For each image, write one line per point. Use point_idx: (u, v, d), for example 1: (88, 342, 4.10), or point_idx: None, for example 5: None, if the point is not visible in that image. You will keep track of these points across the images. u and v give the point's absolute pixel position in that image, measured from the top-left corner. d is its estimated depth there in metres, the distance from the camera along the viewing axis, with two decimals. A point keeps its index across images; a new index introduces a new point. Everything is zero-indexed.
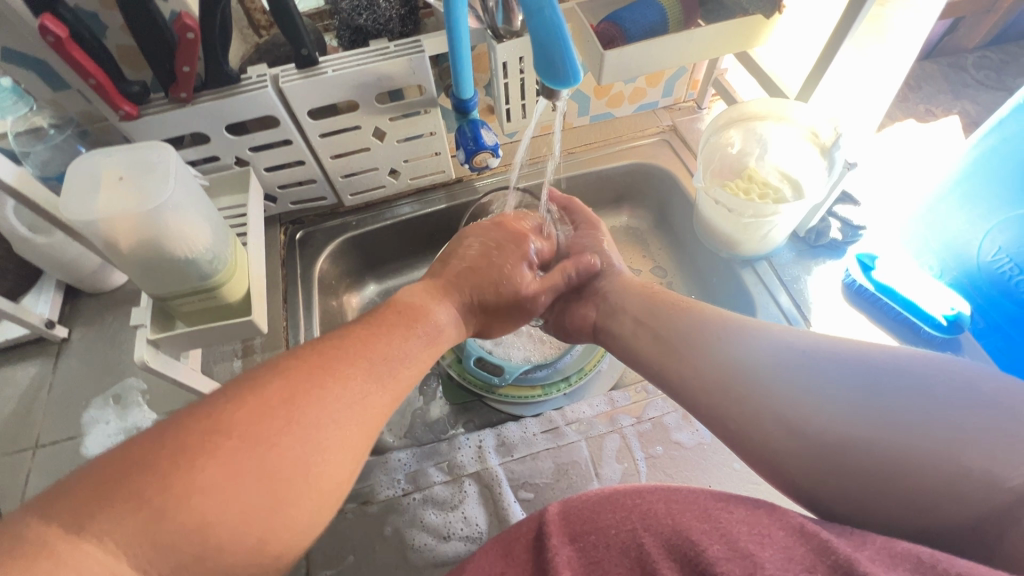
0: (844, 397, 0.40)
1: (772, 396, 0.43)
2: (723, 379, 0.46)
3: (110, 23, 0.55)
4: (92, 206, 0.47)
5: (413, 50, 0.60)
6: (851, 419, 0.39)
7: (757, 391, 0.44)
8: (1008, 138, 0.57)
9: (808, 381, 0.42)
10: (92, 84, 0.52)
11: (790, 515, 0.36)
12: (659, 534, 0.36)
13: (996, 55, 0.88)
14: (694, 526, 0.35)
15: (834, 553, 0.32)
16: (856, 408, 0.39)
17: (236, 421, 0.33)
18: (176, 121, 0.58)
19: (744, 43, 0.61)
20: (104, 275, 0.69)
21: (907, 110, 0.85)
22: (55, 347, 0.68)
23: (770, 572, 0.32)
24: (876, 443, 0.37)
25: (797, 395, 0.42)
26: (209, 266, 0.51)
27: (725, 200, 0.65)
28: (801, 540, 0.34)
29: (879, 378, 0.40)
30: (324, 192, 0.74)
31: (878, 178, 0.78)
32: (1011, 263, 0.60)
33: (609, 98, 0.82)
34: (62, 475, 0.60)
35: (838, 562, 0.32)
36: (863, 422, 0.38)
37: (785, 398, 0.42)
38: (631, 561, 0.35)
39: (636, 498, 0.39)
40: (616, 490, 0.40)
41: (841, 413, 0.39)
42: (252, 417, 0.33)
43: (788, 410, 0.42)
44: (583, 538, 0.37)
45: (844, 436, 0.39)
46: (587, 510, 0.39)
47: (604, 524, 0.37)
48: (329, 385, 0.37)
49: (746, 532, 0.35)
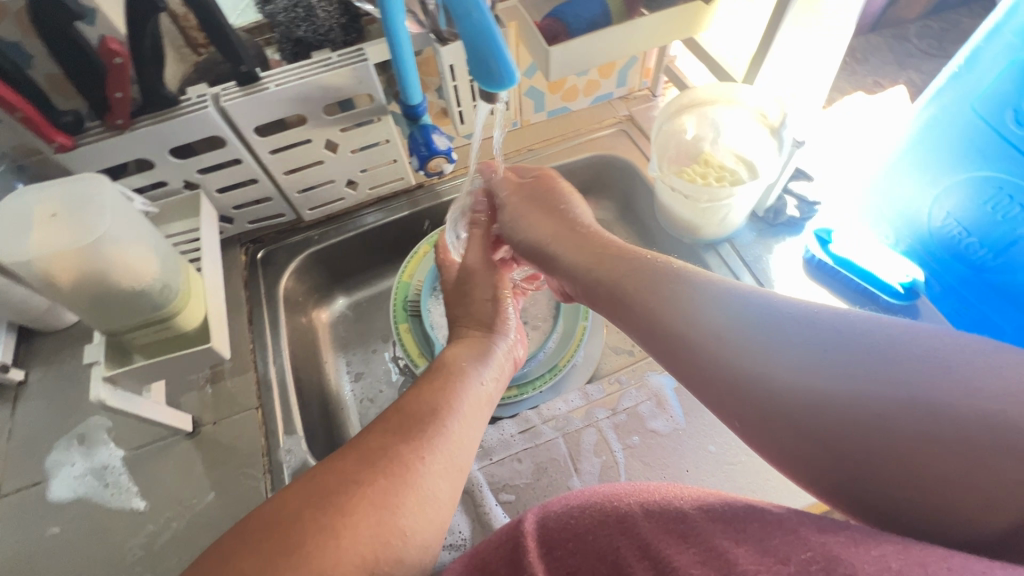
0: (834, 358, 0.34)
1: (786, 372, 0.35)
2: (737, 359, 0.38)
3: (35, 51, 0.53)
4: (25, 245, 0.45)
5: (356, 59, 0.59)
6: (827, 377, 0.34)
7: (766, 367, 0.36)
8: (946, 107, 0.58)
9: (796, 341, 0.36)
10: (18, 116, 0.50)
11: (766, 513, 0.35)
12: (634, 536, 0.35)
13: (936, 24, 0.91)
14: (668, 529, 0.34)
15: (809, 548, 0.30)
16: (834, 364, 0.34)
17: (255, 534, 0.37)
18: (116, 148, 0.56)
19: (687, 29, 0.61)
20: (57, 313, 0.66)
21: (855, 84, 0.87)
22: (13, 392, 0.65)
23: (743, 567, 0.30)
24: (849, 400, 0.33)
25: (792, 364, 0.35)
26: (161, 297, 0.50)
27: (681, 187, 0.66)
28: (781, 533, 0.32)
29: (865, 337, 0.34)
30: (281, 208, 0.73)
31: (830, 152, 0.80)
32: (960, 227, 0.61)
33: (564, 92, 0.82)
34: (27, 523, 0.58)
35: (816, 558, 0.30)
36: (836, 381, 0.34)
37: (804, 375, 0.35)
38: (607, 566, 0.34)
39: (615, 502, 0.38)
40: (600, 495, 0.39)
41: (828, 377, 0.34)
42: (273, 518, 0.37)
43: (767, 375, 0.36)
44: (561, 546, 0.36)
45: (816, 396, 0.34)
46: (564, 518, 0.38)
47: (581, 531, 0.36)
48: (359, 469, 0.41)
49: (721, 532, 0.33)
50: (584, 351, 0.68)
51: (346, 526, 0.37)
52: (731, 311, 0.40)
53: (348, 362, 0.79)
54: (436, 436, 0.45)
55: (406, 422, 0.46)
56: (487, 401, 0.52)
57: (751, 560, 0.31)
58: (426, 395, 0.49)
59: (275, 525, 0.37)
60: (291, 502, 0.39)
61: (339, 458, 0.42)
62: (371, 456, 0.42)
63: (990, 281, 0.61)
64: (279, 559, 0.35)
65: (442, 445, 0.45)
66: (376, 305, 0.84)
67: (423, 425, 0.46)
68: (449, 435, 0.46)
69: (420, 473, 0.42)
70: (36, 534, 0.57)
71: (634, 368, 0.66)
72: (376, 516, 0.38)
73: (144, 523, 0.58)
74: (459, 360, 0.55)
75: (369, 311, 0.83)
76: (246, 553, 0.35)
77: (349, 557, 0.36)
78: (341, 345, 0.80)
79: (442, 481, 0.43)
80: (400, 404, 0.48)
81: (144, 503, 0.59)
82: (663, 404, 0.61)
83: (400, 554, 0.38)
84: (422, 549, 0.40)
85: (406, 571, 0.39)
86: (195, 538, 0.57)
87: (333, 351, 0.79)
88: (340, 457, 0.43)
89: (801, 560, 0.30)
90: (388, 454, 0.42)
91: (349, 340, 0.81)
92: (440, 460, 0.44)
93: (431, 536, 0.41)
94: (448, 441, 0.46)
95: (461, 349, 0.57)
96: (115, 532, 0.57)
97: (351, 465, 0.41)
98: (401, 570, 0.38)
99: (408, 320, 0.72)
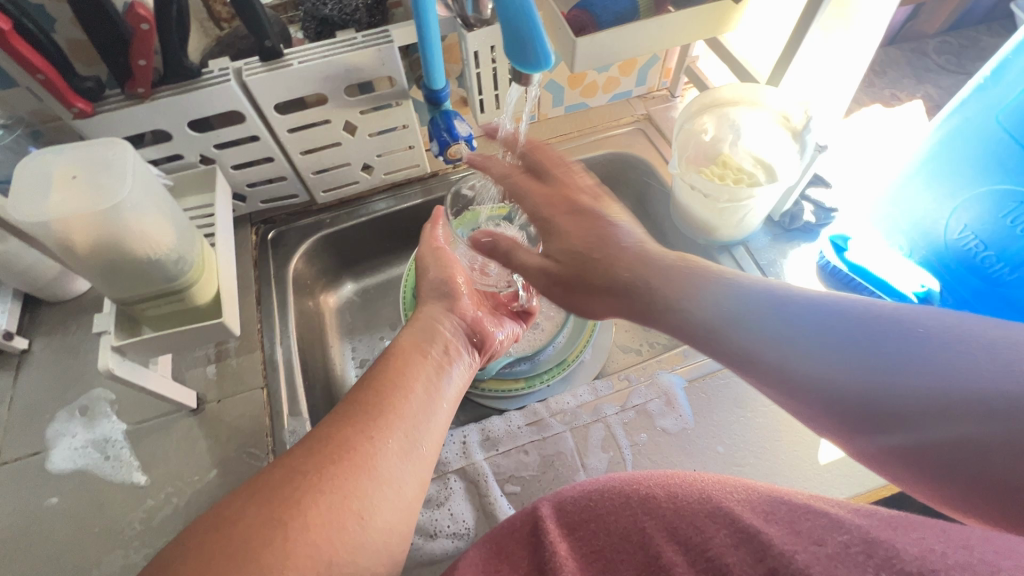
0: (837, 351, 0.37)
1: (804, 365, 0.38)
2: (762, 348, 0.40)
3: (60, 15, 0.54)
4: (43, 207, 0.45)
5: (381, 41, 0.58)
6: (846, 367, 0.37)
7: (787, 356, 0.39)
8: (968, 119, 0.58)
9: (809, 338, 0.38)
10: (41, 80, 0.49)
11: (789, 498, 0.37)
12: (659, 519, 0.36)
13: (955, 40, 0.90)
14: (696, 511, 0.36)
15: (848, 532, 0.32)
16: (824, 352, 0.37)
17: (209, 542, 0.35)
18: (135, 117, 0.55)
19: (712, 29, 0.61)
20: (66, 282, 0.66)
21: (873, 96, 0.86)
22: (15, 360, 0.65)
23: (778, 547, 0.32)
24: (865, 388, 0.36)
25: (813, 356, 0.38)
26: (175, 267, 0.50)
27: (700, 185, 0.66)
28: (812, 517, 0.34)
29: (872, 337, 0.36)
30: (295, 189, 0.72)
31: (849, 160, 0.80)
32: (977, 240, 0.61)
33: (583, 87, 0.82)
34: (26, 492, 0.57)
35: (852, 540, 0.31)
36: (848, 370, 0.37)
37: (811, 361, 0.38)
38: (635, 546, 0.36)
39: (634, 484, 0.40)
40: (615, 481, 0.41)
41: (840, 363, 0.37)
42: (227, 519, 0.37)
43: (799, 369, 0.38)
44: (582, 527, 0.38)
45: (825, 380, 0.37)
46: (584, 502, 0.40)
47: (602, 512, 0.38)
48: (317, 464, 0.40)
49: (749, 512, 0.35)
50: (592, 349, 0.68)
51: (296, 516, 0.37)
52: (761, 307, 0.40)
53: (353, 348, 0.78)
54: (388, 417, 0.46)
55: (355, 408, 0.46)
56: (451, 388, 0.53)
57: (788, 542, 0.32)
58: (375, 383, 0.49)
59: (233, 514, 0.37)
60: (243, 496, 0.38)
61: (287, 455, 0.42)
62: (318, 445, 0.42)
63: (1006, 295, 0.61)
64: (234, 549, 0.35)
65: (396, 426, 0.45)
66: (384, 292, 0.83)
67: (375, 406, 0.46)
68: (401, 416, 0.46)
69: (370, 457, 0.42)
70: (33, 504, 0.57)
71: (644, 365, 0.64)
72: (328, 502, 0.39)
73: (144, 497, 0.57)
74: (413, 344, 0.54)
75: (377, 298, 0.82)
76: (192, 549, 0.35)
77: (303, 547, 0.36)
78: (348, 331, 0.80)
79: (400, 464, 0.44)
80: (356, 395, 0.47)
81: (144, 478, 0.58)
82: (672, 403, 0.61)
83: (361, 538, 0.39)
84: (386, 531, 0.41)
85: (370, 556, 0.39)
86: (195, 515, 0.56)
87: (339, 337, 0.79)
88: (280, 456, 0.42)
89: (837, 541, 0.32)
90: (334, 440, 0.42)
91: (355, 326, 0.80)
92: (395, 442, 0.44)
93: (391, 517, 0.42)
94: (403, 423, 0.46)
95: (414, 336, 0.55)
96: (114, 504, 0.57)
97: (300, 455, 0.41)
98: (361, 554, 0.39)
99: (418, 307, 0.71)
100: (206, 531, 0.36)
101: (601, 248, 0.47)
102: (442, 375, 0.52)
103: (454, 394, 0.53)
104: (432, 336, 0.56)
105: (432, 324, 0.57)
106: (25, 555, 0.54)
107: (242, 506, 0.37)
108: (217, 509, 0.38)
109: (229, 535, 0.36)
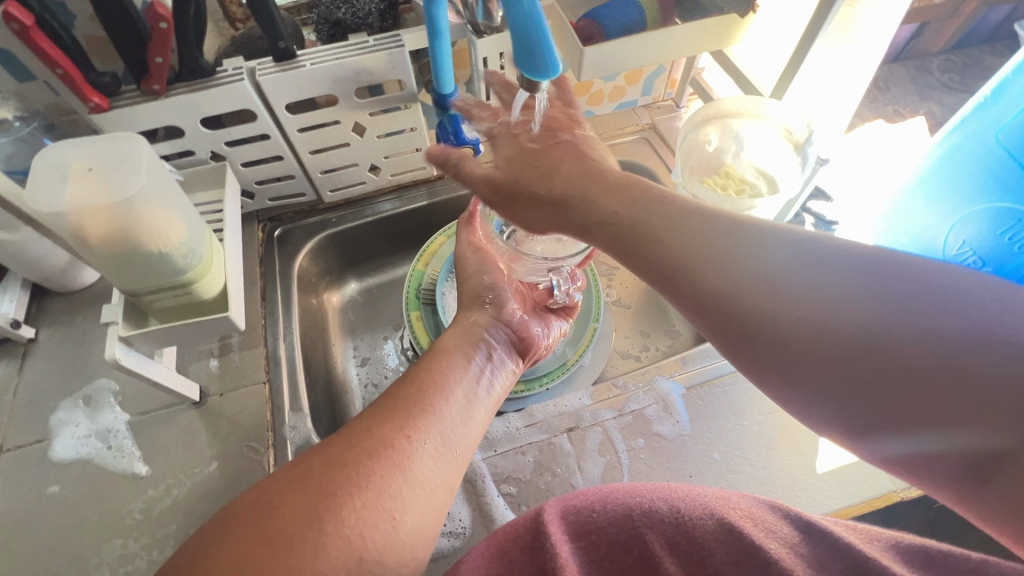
0: (851, 295, 0.36)
1: (798, 304, 0.36)
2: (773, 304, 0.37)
3: (79, 12, 0.55)
4: (59, 198, 0.46)
5: (393, 44, 0.59)
6: (860, 311, 0.35)
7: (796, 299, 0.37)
8: (969, 135, 0.59)
9: (824, 283, 0.36)
10: (59, 74, 0.50)
11: (795, 514, 0.38)
12: (663, 532, 0.38)
13: (959, 59, 0.92)
14: (699, 525, 0.37)
15: (846, 556, 0.34)
16: (846, 300, 0.36)
17: (237, 538, 0.35)
18: (149, 113, 0.56)
19: (719, 41, 0.62)
20: (74, 273, 0.67)
21: (876, 111, 0.87)
22: (22, 349, 0.66)
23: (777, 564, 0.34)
24: (863, 327, 0.35)
25: (803, 295, 0.37)
26: (184, 261, 0.51)
27: (702, 195, 0.66)
28: (811, 540, 0.36)
29: (886, 279, 0.35)
30: (303, 188, 0.73)
31: (849, 173, 0.81)
32: (976, 256, 0.62)
33: (590, 96, 0.83)
34: (28, 479, 0.58)
35: (851, 564, 0.33)
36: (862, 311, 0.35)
37: (805, 299, 0.36)
38: (636, 558, 0.37)
39: (637, 496, 0.41)
40: (619, 492, 0.41)
41: (850, 308, 0.35)
42: (252, 512, 0.37)
43: (789, 308, 0.37)
44: (585, 536, 0.38)
45: (831, 328, 0.36)
46: (586, 511, 0.40)
47: (604, 524, 0.39)
48: (353, 459, 0.41)
49: (753, 527, 0.37)
50: (592, 352, 0.68)
51: (332, 508, 0.38)
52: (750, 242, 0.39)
53: (355, 347, 0.79)
54: (425, 418, 0.46)
55: (394, 405, 0.46)
56: (489, 394, 0.53)
57: (787, 559, 0.34)
58: (412, 386, 0.49)
59: (268, 505, 0.37)
60: (282, 481, 0.39)
61: (324, 445, 0.43)
62: (355, 439, 0.43)
63: None
64: (271, 540, 0.35)
65: (432, 427, 0.46)
66: (387, 292, 0.84)
67: (415, 408, 0.46)
68: (440, 419, 0.47)
69: (406, 457, 0.43)
70: (35, 492, 0.57)
71: (643, 372, 0.64)
72: (362, 500, 0.39)
73: (145, 488, 0.58)
74: (453, 347, 0.55)
75: (380, 298, 0.83)
76: (233, 533, 0.36)
77: (334, 542, 0.36)
78: (350, 329, 0.80)
79: (433, 467, 0.44)
80: (394, 392, 0.48)
81: (145, 469, 0.59)
82: (670, 409, 0.62)
83: (390, 540, 0.39)
84: (415, 534, 0.41)
85: (395, 557, 0.39)
86: (194, 506, 0.56)
87: (340, 335, 0.79)
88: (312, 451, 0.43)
89: (836, 569, 0.33)
90: (373, 436, 0.43)
91: (357, 325, 0.81)
92: (430, 445, 0.45)
93: (421, 519, 0.41)
94: (439, 424, 0.46)
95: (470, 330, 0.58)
96: (114, 493, 0.57)
97: (339, 446, 0.42)
98: (389, 554, 0.39)
99: (420, 308, 0.71)
100: (233, 528, 0.36)
101: (584, 187, 0.45)
102: (481, 384, 0.53)
103: (493, 400, 0.53)
104: (474, 340, 0.57)
105: (470, 327, 0.58)
106: (26, 542, 0.55)
107: (278, 496, 0.38)
108: (252, 498, 0.38)
109: (260, 536, 0.35)
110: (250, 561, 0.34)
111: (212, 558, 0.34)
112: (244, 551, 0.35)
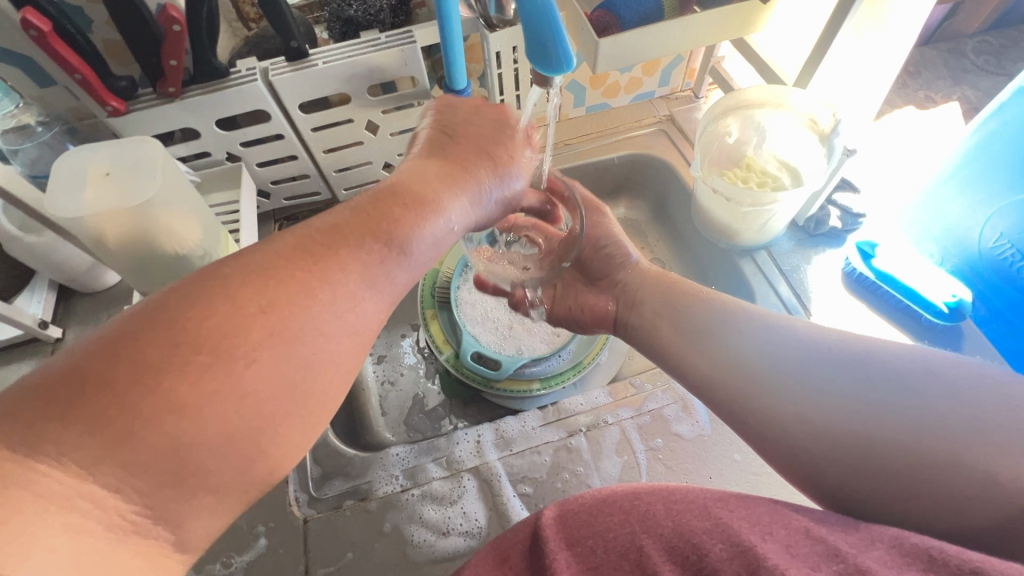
0: (830, 385, 0.41)
1: (777, 388, 0.43)
2: (749, 384, 0.44)
3: (95, 16, 0.56)
4: (78, 202, 0.47)
5: (404, 41, 0.58)
6: (835, 397, 0.40)
7: (773, 378, 0.43)
8: (1008, 121, 0.55)
9: (801, 375, 0.42)
10: (77, 78, 0.51)
11: (793, 518, 0.36)
12: (659, 536, 0.35)
13: (995, 40, 0.87)
14: (695, 527, 0.35)
15: (842, 560, 0.31)
16: (828, 389, 0.41)
17: (187, 382, 0.29)
18: (164, 116, 0.57)
19: (740, 28, 0.60)
20: (98, 274, 0.68)
21: (906, 97, 0.84)
22: (50, 348, 0.67)
23: (771, 565, 0.31)
24: (835, 416, 0.40)
25: (786, 380, 0.43)
26: (200, 263, 0.52)
27: (722, 189, 0.65)
28: (809, 542, 0.33)
29: (870, 373, 0.40)
30: (317, 187, 0.73)
31: (877, 164, 0.78)
32: (1012, 248, 0.59)
33: (605, 87, 0.81)
34: None
35: (847, 566, 0.30)
36: (837, 398, 0.40)
37: (786, 380, 0.43)
38: (631, 564, 0.35)
39: (634, 500, 0.39)
40: (618, 493, 0.40)
41: (823, 391, 0.41)
42: (203, 354, 0.30)
43: (765, 392, 0.43)
44: (580, 543, 0.37)
45: (807, 408, 0.41)
46: (584, 515, 0.39)
47: (602, 528, 0.37)
48: (323, 314, 0.34)
49: (748, 528, 0.34)
50: (608, 351, 0.68)
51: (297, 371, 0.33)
52: (740, 331, 0.48)
53: None
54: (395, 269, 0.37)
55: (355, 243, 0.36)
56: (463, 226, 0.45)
57: (778, 558, 0.31)
58: (320, 275, 0.34)
59: (222, 341, 0.31)
60: (229, 312, 0.31)
61: (273, 273, 0.33)
62: (315, 282, 0.34)
63: None
64: (229, 392, 0.30)
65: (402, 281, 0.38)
66: None
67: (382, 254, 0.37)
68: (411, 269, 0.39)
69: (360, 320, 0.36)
70: None
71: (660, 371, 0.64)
72: (327, 367, 0.34)
73: None
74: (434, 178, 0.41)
75: None
76: (177, 367, 0.29)
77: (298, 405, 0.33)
78: None
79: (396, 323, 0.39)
80: (353, 220, 0.37)
81: None
82: (689, 409, 0.61)
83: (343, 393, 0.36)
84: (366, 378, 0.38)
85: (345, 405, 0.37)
86: None
87: None
88: (171, 349, 0.29)
89: (831, 570, 0.30)
90: (339, 280, 0.34)
91: None
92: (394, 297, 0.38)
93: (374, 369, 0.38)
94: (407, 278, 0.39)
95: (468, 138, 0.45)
96: None
97: (295, 290, 0.33)
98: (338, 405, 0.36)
99: (436, 307, 0.70)
100: (178, 377, 0.29)
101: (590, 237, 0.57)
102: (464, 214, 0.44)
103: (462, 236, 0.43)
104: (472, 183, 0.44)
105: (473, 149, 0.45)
106: None
107: (234, 330, 0.31)
108: (199, 322, 0.30)
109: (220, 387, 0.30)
110: (210, 414, 0.29)
111: (155, 393, 0.28)
112: (199, 395, 0.29)
